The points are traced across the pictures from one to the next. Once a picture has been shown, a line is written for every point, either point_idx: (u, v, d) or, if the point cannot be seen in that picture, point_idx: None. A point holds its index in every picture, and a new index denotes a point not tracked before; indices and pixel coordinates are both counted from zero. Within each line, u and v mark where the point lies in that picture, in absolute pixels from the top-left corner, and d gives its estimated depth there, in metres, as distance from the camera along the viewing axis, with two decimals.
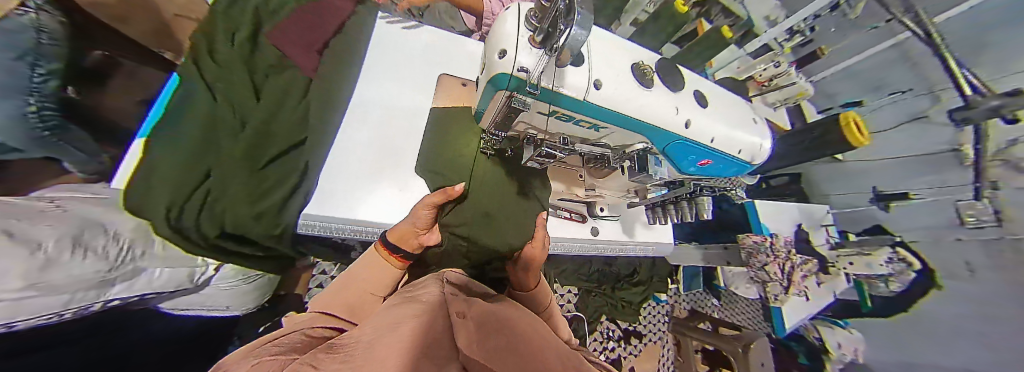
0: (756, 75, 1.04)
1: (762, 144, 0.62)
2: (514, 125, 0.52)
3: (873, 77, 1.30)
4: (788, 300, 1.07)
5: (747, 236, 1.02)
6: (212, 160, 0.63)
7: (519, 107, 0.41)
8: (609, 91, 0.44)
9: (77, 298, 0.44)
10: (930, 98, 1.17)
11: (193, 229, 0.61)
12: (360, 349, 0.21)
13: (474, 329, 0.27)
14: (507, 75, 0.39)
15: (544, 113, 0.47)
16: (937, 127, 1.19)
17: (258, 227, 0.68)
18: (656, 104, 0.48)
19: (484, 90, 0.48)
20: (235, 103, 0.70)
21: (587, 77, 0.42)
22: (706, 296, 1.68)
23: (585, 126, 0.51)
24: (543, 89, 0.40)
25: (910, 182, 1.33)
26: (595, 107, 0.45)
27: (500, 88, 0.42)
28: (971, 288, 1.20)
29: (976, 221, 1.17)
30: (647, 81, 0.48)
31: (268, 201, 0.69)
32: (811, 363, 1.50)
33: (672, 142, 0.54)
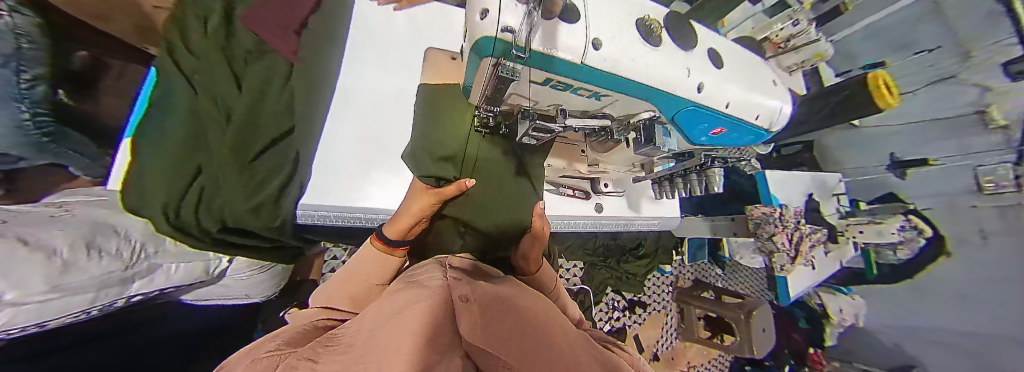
0: (773, 36, 0.96)
1: (784, 107, 0.59)
2: (505, 99, 0.49)
3: (901, 34, 1.25)
4: (794, 270, 1.07)
5: (756, 207, 1.00)
6: (203, 156, 0.56)
7: (507, 76, 0.35)
8: (609, 51, 0.39)
9: (101, 295, 0.47)
10: (959, 55, 1.15)
11: (193, 225, 0.58)
12: (362, 349, 0.21)
13: (480, 312, 0.28)
14: (491, 39, 0.34)
15: (538, 82, 0.43)
16: (966, 89, 1.17)
17: (258, 222, 0.65)
18: (666, 65, 0.44)
19: (470, 62, 0.43)
20: (216, 91, 0.59)
21: (584, 36, 0.37)
22: (711, 266, 1.69)
23: (585, 95, 0.48)
24: (533, 53, 0.35)
25: (930, 148, 1.29)
26: (594, 73, 0.40)
27: (483, 54, 0.37)
28: (985, 254, 1.19)
29: (993, 188, 1.14)
30: (655, 39, 0.44)
31: (266, 192, 0.65)
32: (810, 327, 1.56)
33: (682, 110, 0.51)
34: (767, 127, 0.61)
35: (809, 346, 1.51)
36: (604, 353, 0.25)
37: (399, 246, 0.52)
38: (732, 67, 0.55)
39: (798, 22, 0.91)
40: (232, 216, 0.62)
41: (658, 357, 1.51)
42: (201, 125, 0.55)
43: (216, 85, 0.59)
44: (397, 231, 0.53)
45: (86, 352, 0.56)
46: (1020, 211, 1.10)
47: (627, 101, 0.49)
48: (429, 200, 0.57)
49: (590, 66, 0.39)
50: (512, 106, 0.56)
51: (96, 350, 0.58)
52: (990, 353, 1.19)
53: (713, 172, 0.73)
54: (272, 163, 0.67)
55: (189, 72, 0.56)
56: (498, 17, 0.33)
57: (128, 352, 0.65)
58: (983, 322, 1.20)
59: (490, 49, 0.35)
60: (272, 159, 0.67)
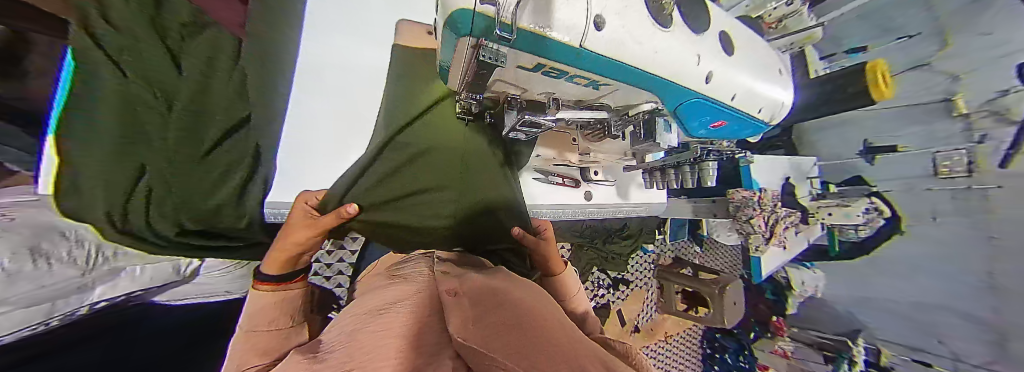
0: (767, 14, 0.93)
1: (785, 102, 0.62)
2: (489, 84, 0.45)
3: (883, 19, 1.30)
4: (767, 250, 1.15)
5: (737, 191, 1.02)
6: (143, 152, 0.54)
7: (489, 61, 0.32)
8: (615, 31, 0.35)
9: (55, 308, 0.46)
10: (939, 44, 1.21)
11: (147, 228, 0.58)
12: (346, 357, 0.20)
13: (470, 307, 0.27)
14: (468, 13, 0.28)
15: (528, 67, 0.39)
16: (936, 77, 1.24)
17: (221, 219, 0.66)
18: (674, 49, 0.41)
19: (444, 41, 0.37)
20: (153, 79, 0.55)
21: (586, 13, 0.32)
22: (690, 245, 1.78)
23: (583, 83, 0.45)
24: (523, 32, 0.30)
25: (901, 132, 1.36)
26: (595, 58, 0.36)
27: (458, 33, 0.31)
28: (934, 233, 1.31)
29: (948, 173, 1.23)
30: (664, 19, 0.41)
31: (224, 190, 0.65)
32: (775, 297, 1.69)
33: (689, 100, 0.49)
34: (768, 119, 0.64)
35: (772, 314, 1.67)
36: (579, 332, 0.27)
37: (292, 278, 0.50)
38: (740, 50, 0.54)
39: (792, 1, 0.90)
40: (189, 216, 0.62)
41: (638, 328, 1.63)
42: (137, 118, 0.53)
43: (152, 71, 0.55)
44: (277, 265, 0.49)
45: (74, 353, 0.56)
46: (970, 194, 1.19)
47: (627, 90, 0.48)
48: (308, 233, 0.51)
49: (593, 49, 0.34)
50: (497, 93, 0.53)
51: (74, 355, 0.56)
52: (927, 318, 1.36)
53: (706, 165, 0.76)
54: (227, 159, 0.66)
55: (119, 56, 0.50)
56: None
57: (113, 349, 0.63)
58: (922, 292, 1.36)
59: (468, 24, 0.29)
60: (224, 155, 0.66)
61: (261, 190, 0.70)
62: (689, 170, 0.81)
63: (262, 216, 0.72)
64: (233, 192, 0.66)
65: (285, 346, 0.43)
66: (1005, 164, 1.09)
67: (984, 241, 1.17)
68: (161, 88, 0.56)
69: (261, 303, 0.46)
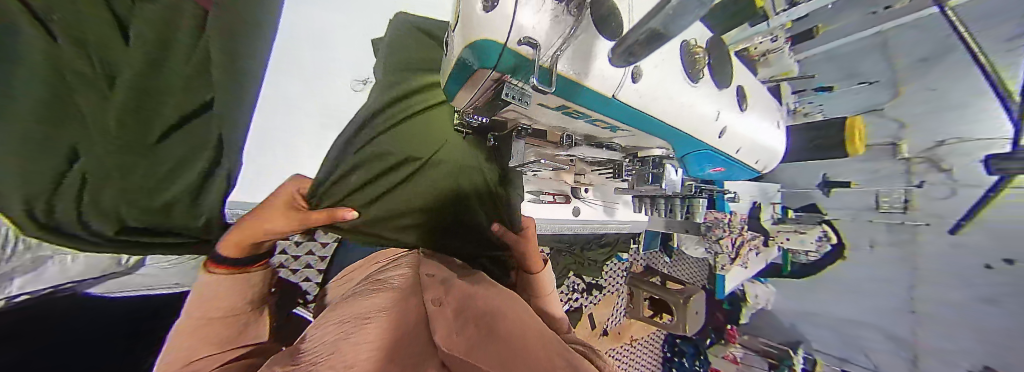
0: (751, 48, 0.96)
1: (778, 153, 0.70)
2: (501, 111, 0.43)
3: (850, 64, 1.41)
4: (732, 268, 1.24)
5: (710, 212, 1.09)
6: (76, 129, 0.50)
7: (512, 99, 0.31)
8: (647, 85, 0.38)
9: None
10: (892, 92, 1.35)
11: (86, 220, 0.53)
12: (325, 355, 0.19)
13: (455, 315, 0.27)
14: (497, 45, 0.25)
15: (554, 107, 0.39)
16: (885, 121, 1.39)
17: (172, 218, 0.62)
18: (699, 103, 0.46)
19: (454, 70, 0.34)
20: (97, 51, 0.51)
21: (624, 70, 0.34)
22: (660, 255, 1.87)
23: (603, 126, 0.48)
24: (563, 80, 0.30)
25: (852, 171, 1.49)
26: (624, 107, 0.38)
27: (477, 65, 0.29)
28: (869, 260, 1.48)
29: (889, 207, 1.40)
30: (695, 72, 0.45)
31: (178, 185, 0.62)
32: (731, 307, 1.84)
33: (698, 150, 0.54)
34: (761, 168, 0.72)
35: (727, 323, 1.83)
36: (560, 345, 0.27)
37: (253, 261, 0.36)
38: (751, 105, 0.60)
39: (775, 38, 0.92)
40: (133, 213, 0.57)
41: (607, 332, 1.69)
42: (69, 87, 0.48)
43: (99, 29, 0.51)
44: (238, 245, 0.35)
45: None
46: (902, 229, 1.38)
47: (641, 136, 0.52)
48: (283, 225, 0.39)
49: (625, 98, 0.36)
50: (505, 118, 0.51)
51: None
52: (858, 333, 1.54)
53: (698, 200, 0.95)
54: (180, 149, 0.63)
55: (47, 13, 0.46)
56: (512, 16, 0.25)
57: None
58: (853, 310, 1.54)
59: (492, 60, 0.27)
60: (181, 141, 0.63)
61: (222, 188, 0.65)
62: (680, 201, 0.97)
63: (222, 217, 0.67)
64: (191, 186, 0.63)
65: (242, 338, 0.31)
66: (956, 231, 1.25)
67: (906, 272, 1.38)
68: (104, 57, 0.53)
69: (212, 290, 0.31)
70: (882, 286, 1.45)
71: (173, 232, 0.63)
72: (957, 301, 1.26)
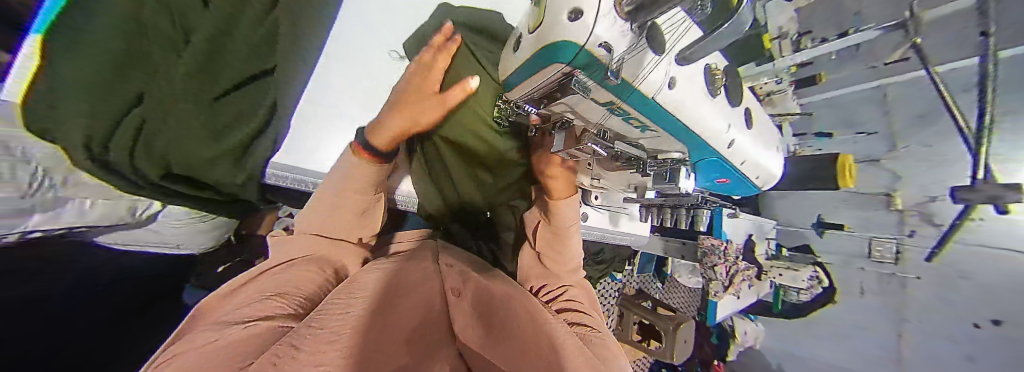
0: (760, 87, 1.00)
1: (777, 173, 0.71)
2: (555, 103, 0.46)
3: (849, 112, 1.44)
4: (724, 296, 1.24)
5: (707, 238, 1.12)
6: (145, 85, 0.61)
7: (577, 90, 0.36)
8: (680, 94, 0.41)
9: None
10: (889, 143, 1.40)
11: (122, 163, 0.63)
12: (378, 339, 0.27)
13: (472, 311, 0.36)
14: (576, 46, 0.29)
15: (601, 102, 0.42)
16: (881, 173, 1.40)
17: (215, 167, 0.76)
18: (718, 115, 0.50)
19: (531, 59, 0.38)
20: (177, 13, 0.63)
21: (666, 74, 0.37)
22: (652, 279, 1.88)
23: (634, 124, 0.50)
24: (621, 80, 0.34)
25: (848, 216, 1.48)
26: (659, 109, 0.41)
27: (555, 59, 0.33)
28: (860, 306, 1.49)
29: (881, 257, 1.37)
30: (714, 89, 0.49)
31: (230, 140, 0.76)
32: (720, 342, 1.83)
33: (708, 158, 0.57)
34: (759, 185, 0.73)
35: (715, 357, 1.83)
36: (546, 322, 0.39)
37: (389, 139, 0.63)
38: (756, 127, 0.64)
39: (780, 81, 0.97)
40: (176, 160, 0.70)
41: None
42: (150, 50, 0.61)
43: (179, 5, 0.64)
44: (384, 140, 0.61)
45: None
46: (893, 278, 1.40)
47: (662, 138, 0.54)
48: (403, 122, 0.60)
49: (661, 102, 0.40)
50: (552, 111, 0.55)
51: None
52: None
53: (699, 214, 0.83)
54: (231, 108, 0.76)
55: None
56: (593, 21, 0.28)
57: None
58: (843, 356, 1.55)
59: (569, 55, 0.31)
60: (232, 100, 0.76)
61: (268, 144, 0.83)
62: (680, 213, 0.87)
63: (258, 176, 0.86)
64: (240, 139, 0.78)
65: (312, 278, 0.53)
66: (931, 258, 1.28)
67: (894, 320, 1.40)
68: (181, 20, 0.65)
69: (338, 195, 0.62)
70: (869, 332, 1.47)
71: (201, 179, 0.76)
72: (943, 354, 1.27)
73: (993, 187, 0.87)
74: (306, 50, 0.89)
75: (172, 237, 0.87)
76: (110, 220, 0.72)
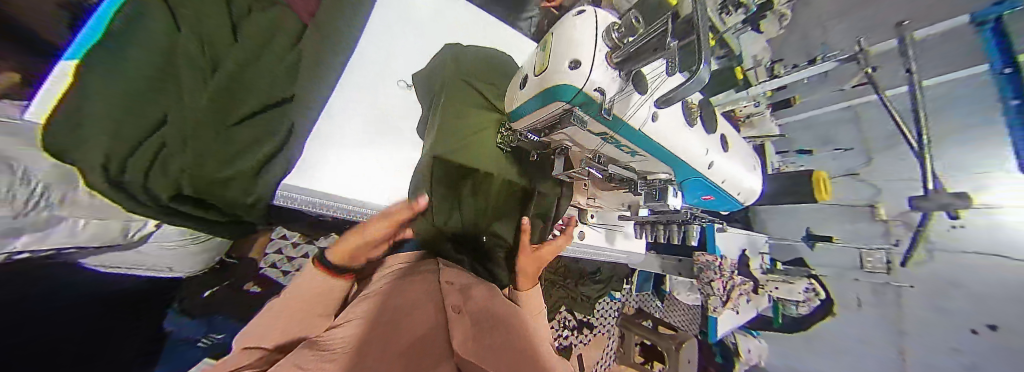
0: (738, 110, 1.05)
1: (755, 191, 0.74)
2: (555, 133, 0.52)
3: (826, 131, 1.52)
4: (723, 312, 1.22)
5: (702, 253, 1.14)
6: (173, 102, 0.50)
7: (575, 124, 0.40)
8: (661, 126, 0.47)
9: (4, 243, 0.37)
10: (864, 161, 1.45)
11: (140, 188, 0.48)
12: (361, 360, 0.25)
13: (471, 327, 0.33)
14: (575, 90, 0.37)
15: (595, 133, 0.47)
16: (865, 187, 1.46)
17: (227, 192, 0.60)
18: (696, 141, 0.54)
19: (533, 98, 0.45)
20: (207, 40, 0.57)
21: (648, 111, 0.44)
22: (652, 297, 1.85)
23: (623, 151, 0.54)
24: (613, 117, 0.41)
25: (834, 227, 1.56)
26: (644, 138, 0.47)
27: (556, 100, 0.39)
28: (858, 319, 1.49)
29: (872, 266, 1.42)
30: (692, 119, 0.54)
31: (244, 163, 0.62)
32: (724, 362, 1.78)
33: (691, 178, 0.60)
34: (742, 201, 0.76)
35: None
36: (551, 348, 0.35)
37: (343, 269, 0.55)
38: (733, 149, 0.67)
39: (758, 104, 1.03)
40: (192, 181, 0.53)
41: None
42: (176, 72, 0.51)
43: (210, 35, 0.57)
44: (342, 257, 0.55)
45: None
46: (886, 289, 1.41)
47: (648, 162, 0.57)
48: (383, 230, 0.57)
49: (645, 133, 0.46)
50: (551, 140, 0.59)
51: None
52: None
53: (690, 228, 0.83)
54: (247, 132, 0.63)
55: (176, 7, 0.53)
56: (590, 74, 0.36)
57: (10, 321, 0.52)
58: None
59: (569, 96, 0.37)
60: (252, 126, 0.65)
61: (282, 169, 0.69)
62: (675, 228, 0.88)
63: (269, 198, 0.70)
64: (255, 164, 0.64)
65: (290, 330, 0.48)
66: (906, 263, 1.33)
67: (894, 333, 1.38)
68: (209, 51, 0.58)
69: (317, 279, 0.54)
70: (871, 347, 1.44)
71: (213, 210, 0.61)
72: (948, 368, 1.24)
73: (942, 199, 0.83)
74: (323, 72, 0.81)
75: (168, 260, 0.64)
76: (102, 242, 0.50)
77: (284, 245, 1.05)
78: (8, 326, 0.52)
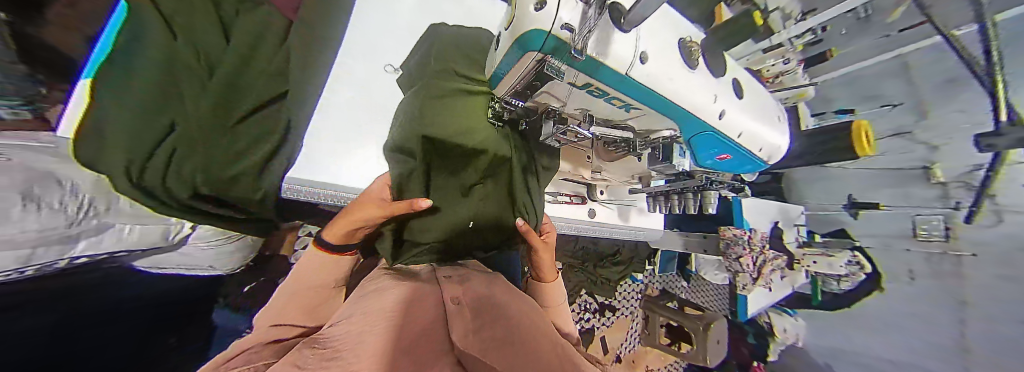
0: (765, 70, 0.95)
1: (781, 145, 0.60)
2: (535, 94, 0.40)
3: (870, 87, 1.36)
4: (754, 290, 1.16)
5: (728, 228, 1.07)
6: (177, 108, 0.50)
7: (550, 76, 0.30)
8: (657, 67, 0.34)
9: (67, 248, 0.41)
10: (917, 115, 1.28)
11: (161, 189, 0.50)
12: (364, 351, 0.25)
13: (471, 316, 0.34)
14: (543, 34, 0.25)
15: (575, 85, 0.35)
16: (916, 146, 1.30)
17: (236, 189, 0.58)
18: (700, 87, 0.41)
19: (504, 57, 0.35)
20: (201, 47, 0.55)
21: (634, 47, 0.31)
22: (677, 278, 1.79)
23: (616, 105, 0.42)
24: (587, 58, 0.28)
25: (880, 193, 1.42)
26: (639, 89, 0.35)
27: (526, 48, 0.28)
28: (910, 293, 1.36)
29: (926, 235, 1.30)
30: (693, 60, 0.40)
31: (246, 162, 0.59)
32: (757, 341, 1.71)
33: (700, 133, 0.47)
34: (765, 159, 0.61)
35: (753, 359, 1.69)
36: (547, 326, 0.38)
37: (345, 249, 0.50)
38: (748, 97, 0.54)
39: (788, 61, 0.92)
40: (205, 180, 0.54)
41: (621, 358, 1.60)
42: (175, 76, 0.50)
43: (202, 41, 0.55)
44: (337, 234, 0.48)
45: (66, 311, 0.54)
46: (944, 258, 1.26)
47: (650, 116, 0.45)
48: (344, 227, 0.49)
49: (635, 80, 0.33)
50: (537, 103, 0.47)
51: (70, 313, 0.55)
52: None
53: (708, 194, 0.75)
54: (250, 134, 0.61)
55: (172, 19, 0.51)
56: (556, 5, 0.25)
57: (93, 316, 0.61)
58: (896, 349, 1.40)
59: (539, 43, 0.26)
60: (257, 121, 0.63)
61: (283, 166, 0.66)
62: (691, 196, 0.80)
63: (276, 194, 0.67)
64: (256, 164, 0.61)
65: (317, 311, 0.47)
66: (970, 219, 1.19)
67: (955, 305, 1.23)
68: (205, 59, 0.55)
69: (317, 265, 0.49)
70: (924, 323, 1.31)
71: (233, 203, 0.61)
72: (1012, 337, 1.10)
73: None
74: (317, 71, 0.76)
75: (206, 261, 0.68)
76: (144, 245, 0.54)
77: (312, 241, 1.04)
78: (90, 323, 0.60)
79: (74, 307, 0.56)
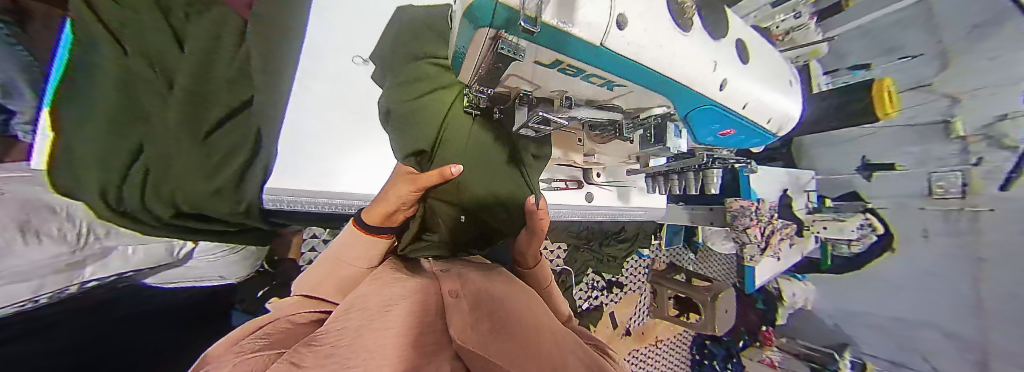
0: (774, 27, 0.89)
1: (791, 115, 0.56)
2: (503, 78, 0.38)
3: (892, 37, 1.29)
4: (762, 260, 1.16)
5: (735, 200, 1.05)
6: (143, 129, 0.50)
7: (507, 55, 0.27)
8: (637, 33, 0.30)
9: (76, 274, 0.49)
10: (940, 65, 1.21)
11: (142, 211, 0.53)
12: (356, 345, 0.24)
13: (470, 309, 0.34)
14: (490, 2, 0.21)
15: (543, 64, 0.32)
16: (936, 98, 1.24)
17: (218, 205, 0.60)
18: (695, 55, 0.37)
19: (458, 36, 0.32)
20: (156, 57, 0.53)
21: (608, 10, 0.26)
22: (684, 251, 1.79)
23: (597, 83, 0.39)
24: (545, 27, 0.23)
25: (896, 152, 1.38)
26: (613, 60, 0.31)
27: (476, 24, 0.25)
28: (924, 252, 1.33)
29: (942, 193, 1.25)
30: (685, 22, 0.36)
31: (226, 175, 0.59)
32: (766, 307, 1.74)
33: (699, 107, 0.44)
34: (774, 130, 0.58)
35: (763, 325, 1.73)
36: (548, 319, 0.38)
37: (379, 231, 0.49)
38: (754, 62, 0.50)
39: (800, 14, 0.85)
40: (186, 197, 0.56)
41: (630, 331, 1.66)
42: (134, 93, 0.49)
43: (156, 51, 0.53)
44: (376, 215, 0.49)
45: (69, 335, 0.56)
46: (960, 214, 1.22)
47: (640, 93, 0.43)
48: (408, 188, 0.49)
49: (611, 50, 0.29)
50: (509, 89, 0.46)
51: (74, 333, 0.57)
52: (912, 333, 1.40)
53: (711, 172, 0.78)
54: (228, 141, 0.61)
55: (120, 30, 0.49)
56: None
57: (111, 331, 0.64)
58: (906, 308, 1.40)
59: (486, 21, 0.24)
60: (230, 132, 0.62)
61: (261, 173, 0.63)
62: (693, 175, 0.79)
63: (261, 203, 0.67)
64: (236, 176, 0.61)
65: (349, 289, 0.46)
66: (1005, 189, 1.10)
67: (972, 262, 1.20)
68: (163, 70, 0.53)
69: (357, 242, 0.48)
70: (936, 280, 1.30)
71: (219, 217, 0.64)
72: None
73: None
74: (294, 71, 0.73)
75: (218, 270, 0.75)
76: (151, 263, 0.61)
77: (317, 243, 1.05)
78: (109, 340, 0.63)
79: (80, 327, 0.58)
